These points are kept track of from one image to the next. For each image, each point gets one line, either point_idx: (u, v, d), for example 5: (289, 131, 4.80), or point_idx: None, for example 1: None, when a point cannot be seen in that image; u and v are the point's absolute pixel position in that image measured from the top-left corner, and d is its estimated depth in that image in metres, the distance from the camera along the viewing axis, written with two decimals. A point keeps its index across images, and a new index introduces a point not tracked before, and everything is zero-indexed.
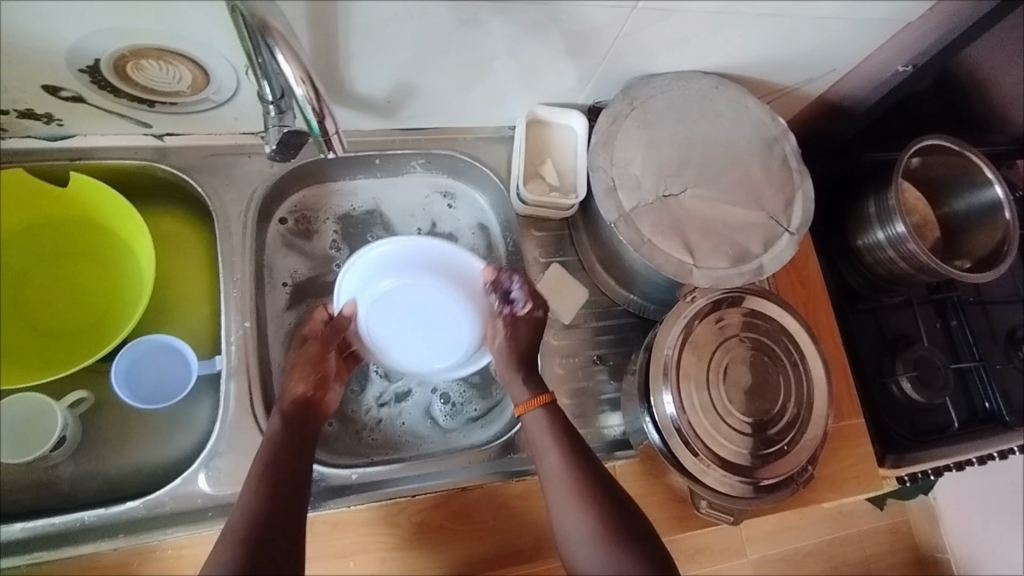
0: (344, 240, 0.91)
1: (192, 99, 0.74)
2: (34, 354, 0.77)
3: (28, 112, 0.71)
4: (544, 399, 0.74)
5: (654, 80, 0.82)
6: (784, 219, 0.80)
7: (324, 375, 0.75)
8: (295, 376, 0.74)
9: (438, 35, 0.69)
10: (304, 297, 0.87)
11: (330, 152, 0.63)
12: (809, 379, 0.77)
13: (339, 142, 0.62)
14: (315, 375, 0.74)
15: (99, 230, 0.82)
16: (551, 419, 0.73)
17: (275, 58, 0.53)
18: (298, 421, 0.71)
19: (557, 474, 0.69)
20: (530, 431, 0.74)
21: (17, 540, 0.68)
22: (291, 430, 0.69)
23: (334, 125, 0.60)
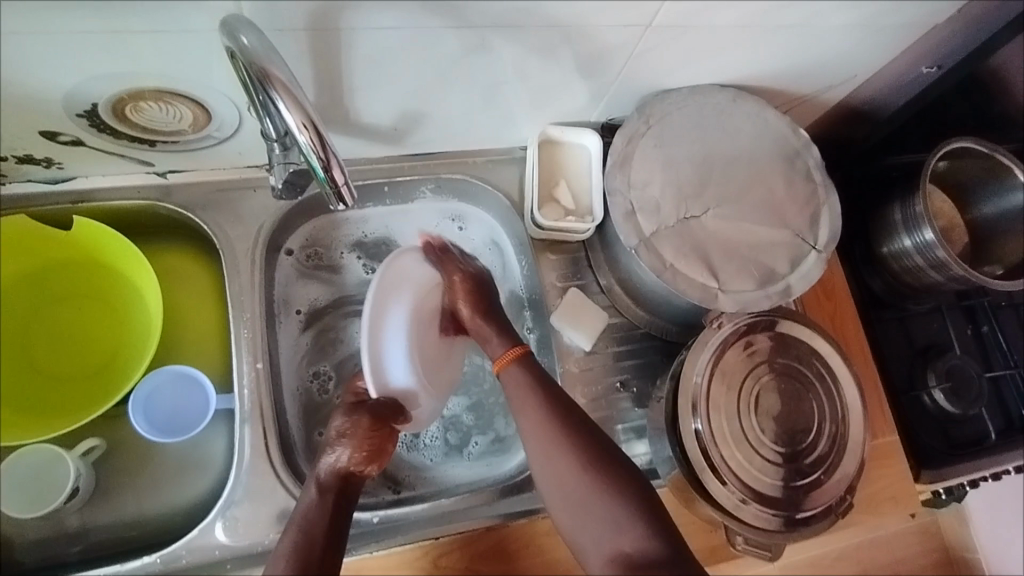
0: (373, 262, 0.90)
1: (194, 137, 0.72)
2: (46, 402, 0.76)
3: (26, 157, 0.69)
4: (511, 356, 0.74)
5: (670, 96, 0.79)
6: (810, 236, 0.76)
7: (373, 448, 0.69)
8: (337, 451, 0.69)
9: (445, 61, 0.67)
10: (319, 319, 0.87)
11: (340, 203, 0.60)
12: (843, 403, 0.74)
13: (349, 193, 0.59)
14: (363, 450, 0.69)
15: (106, 273, 0.80)
16: (525, 373, 0.72)
17: (276, 107, 0.51)
18: (337, 494, 0.67)
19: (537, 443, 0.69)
20: (507, 385, 0.73)
21: None
22: (326, 505, 0.66)
23: (342, 173, 0.57)
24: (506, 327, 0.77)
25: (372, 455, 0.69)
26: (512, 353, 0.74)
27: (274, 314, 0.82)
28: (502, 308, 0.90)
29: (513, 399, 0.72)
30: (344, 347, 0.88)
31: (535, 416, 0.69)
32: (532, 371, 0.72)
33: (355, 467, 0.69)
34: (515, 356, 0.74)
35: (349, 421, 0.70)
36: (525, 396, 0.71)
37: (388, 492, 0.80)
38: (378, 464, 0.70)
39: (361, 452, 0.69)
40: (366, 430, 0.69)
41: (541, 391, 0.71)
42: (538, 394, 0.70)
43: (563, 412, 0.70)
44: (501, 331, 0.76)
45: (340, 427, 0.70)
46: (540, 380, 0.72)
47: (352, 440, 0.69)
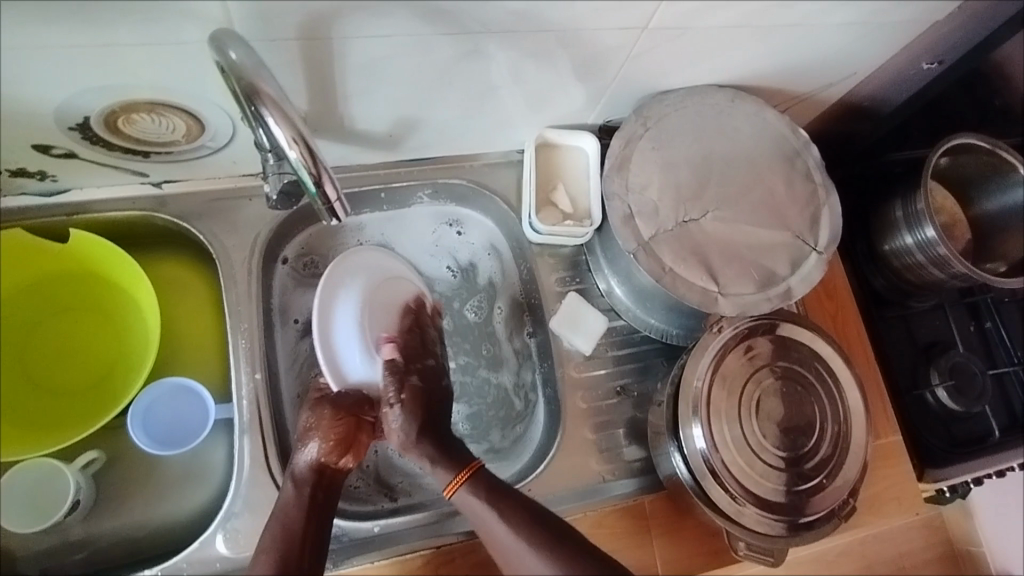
0: None
1: (188, 147, 0.71)
2: (45, 415, 0.75)
3: (20, 171, 0.69)
4: (466, 476, 0.68)
5: (668, 97, 0.78)
6: (811, 238, 0.76)
7: (341, 437, 0.70)
8: (308, 441, 0.69)
9: (438, 68, 0.66)
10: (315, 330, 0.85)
11: (332, 219, 0.60)
12: (845, 406, 0.74)
13: (342, 208, 0.59)
14: (332, 439, 0.69)
15: (104, 285, 0.80)
16: (479, 492, 0.67)
17: (265, 123, 0.51)
18: (312, 488, 0.67)
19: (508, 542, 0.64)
20: (465, 509, 0.68)
21: None
22: (304, 502, 0.66)
23: (334, 189, 0.57)
24: (453, 447, 0.71)
25: (343, 446, 0.70)
26: (465, 473, 0.68)
27: (272, 323, 0.82)
28: (506, 317, 0.89)
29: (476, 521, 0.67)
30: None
31: (501, 535, 0.65)
32: (491, 492, 0.67)
33: (328, 460, 0.69)
34: (470, 473, 0.68)
35: (313, 414, 0.70)
36: (487, 517, 0.66)
37: (383, 500, 0.80)
38: (354, 456, 0.71)
39: (332, 442, 0.69)
40: (336, 420, 0.70)
41: (501, 505, 0.66)
42: (497, 512, 0.65)
43: (529, 519, 0.65)
44: (447, 450, 0.71)
45: (310, 420, 0.70)
46: (501, 495, 0.67)
47: (323, 429, 0.69)
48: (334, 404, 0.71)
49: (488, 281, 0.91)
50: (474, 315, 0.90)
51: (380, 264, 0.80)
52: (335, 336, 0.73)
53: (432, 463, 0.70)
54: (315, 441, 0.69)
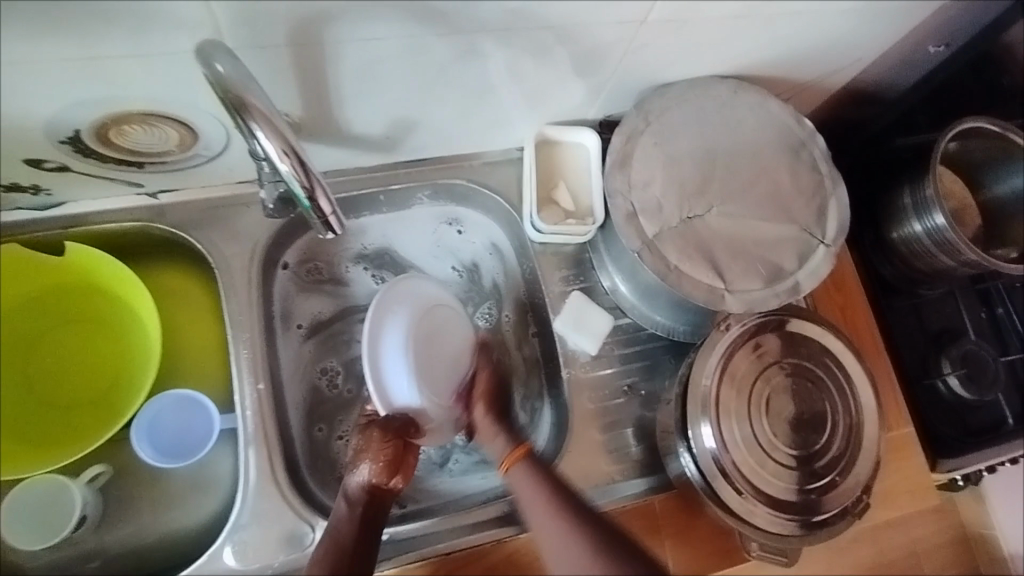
0: (382, 273, 0.89)
1: (182, 156, 0.70)
2: (50, 430, 0.75)
3: (13, 185, 0.68)
4: (518, 454, 0.68)
5: (669, 91, 0.76)
6: (819, 231, 0.74)
7: (392, 460, 0.68)
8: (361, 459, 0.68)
9: (434, 68, 0.65)
10: (320, 331, 0.85)
11: (328, 233, 0.60)
12: (857, 403, 0.72)
13: (337, 221, 0.59)
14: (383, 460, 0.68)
15: (103, 298, 0.79)
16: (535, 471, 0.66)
17: (256, 138, 0.51)
18: (365, 508, 0.66)
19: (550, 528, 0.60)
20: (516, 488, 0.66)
21: None
22: (355, 521, 0.65)
23: (328, 202, 0.57)
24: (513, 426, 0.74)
25: (398, 470, 0.69)
26: (520, 450, 0.69)
27: (275, 329, 0.81)
28: (514, 323, 0.88)
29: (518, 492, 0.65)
30: (355, 349, 0.87)
31: (536, 509, 0.63)
32: (546, 475, 0.66)
33: (379, 481, 0.68)
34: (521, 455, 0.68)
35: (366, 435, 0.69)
36: (536, 498, 0.64)
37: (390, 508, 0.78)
38: (402, 477, 0.69)
39: (384, 466, 0.68)
40: (390, 448, 0.68)
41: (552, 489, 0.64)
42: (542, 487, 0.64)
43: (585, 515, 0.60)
44: (510, 429, 0.73)
45: (358, 443, 0.69)
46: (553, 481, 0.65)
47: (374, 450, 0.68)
48: (387, 427, 0.70)
49: (492, 279, 0.90)
50: (486, 322, 0.89)
51: (424, 293, 0.78)
52: (383, 365, 0.73)
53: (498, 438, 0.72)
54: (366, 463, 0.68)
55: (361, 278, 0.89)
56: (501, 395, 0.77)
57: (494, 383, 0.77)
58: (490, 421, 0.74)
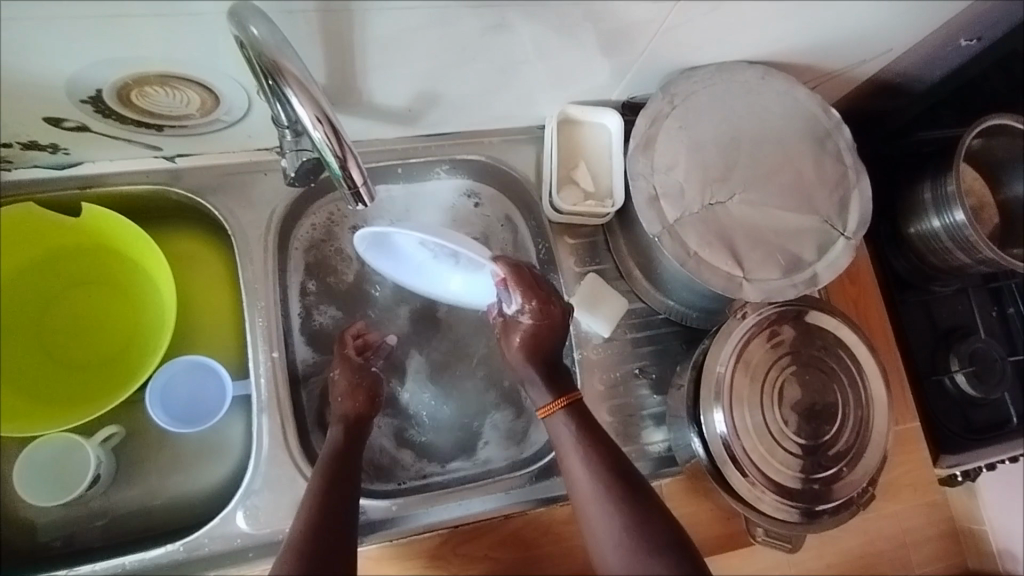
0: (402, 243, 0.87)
1: (203, 121, 0.69)
2: (62, 390, 0.76)
3: (31, 143, 0.68)
4: (563, 403, 0.69)
5: (695, 74, 0.75)
6: (839, 222, 0.74)
7: (369, 394, 0.74)
8: (340, 395, 0.73)
9: (461, 44, 0.64)
10: (332, 292, 0.84)
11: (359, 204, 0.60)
12: (869, 396, 0.72)
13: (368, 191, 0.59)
14: (361, 396, 0.73)
15: (118, 260, 0.79)
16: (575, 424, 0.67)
17: (289, 101, 0.51)
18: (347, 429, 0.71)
19: (584, 484, 0.64)
20: (554, 435, 0.68)
21: None
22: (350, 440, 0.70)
23: (360, 170, 0.57)
24: (558, 375, 0.72)
25: (368, 400, 0.73)
26: (563, 400, 0.69)
27: (289, 299, 0.81)
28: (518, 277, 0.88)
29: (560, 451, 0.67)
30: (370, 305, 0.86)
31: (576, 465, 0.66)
32: (584, 428, 0.67)
33: (353, 410, 0.72)
34: (567, 403, 0.69)
35: (355, 374, 0.74)
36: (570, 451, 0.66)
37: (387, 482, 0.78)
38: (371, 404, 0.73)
39: (360, 399, 0.73)
40: (356, 380, 0.74)
41: (592, 446, 0.66)
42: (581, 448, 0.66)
43: (612, 463, 0.65)
44: (555, 377, 0.71)
45: (339, 377, 0.74)
46: (597, 438, 0.66)
47: (349, 390, 0.73)
48: (360, 370, 0.75)
49: (500, 251, 0.88)
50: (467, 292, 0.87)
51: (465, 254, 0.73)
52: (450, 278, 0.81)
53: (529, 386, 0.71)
54: (339, 398, 0.73)
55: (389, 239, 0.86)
56: (547, 345, 0.72)
57: (544, 336, 0.72)
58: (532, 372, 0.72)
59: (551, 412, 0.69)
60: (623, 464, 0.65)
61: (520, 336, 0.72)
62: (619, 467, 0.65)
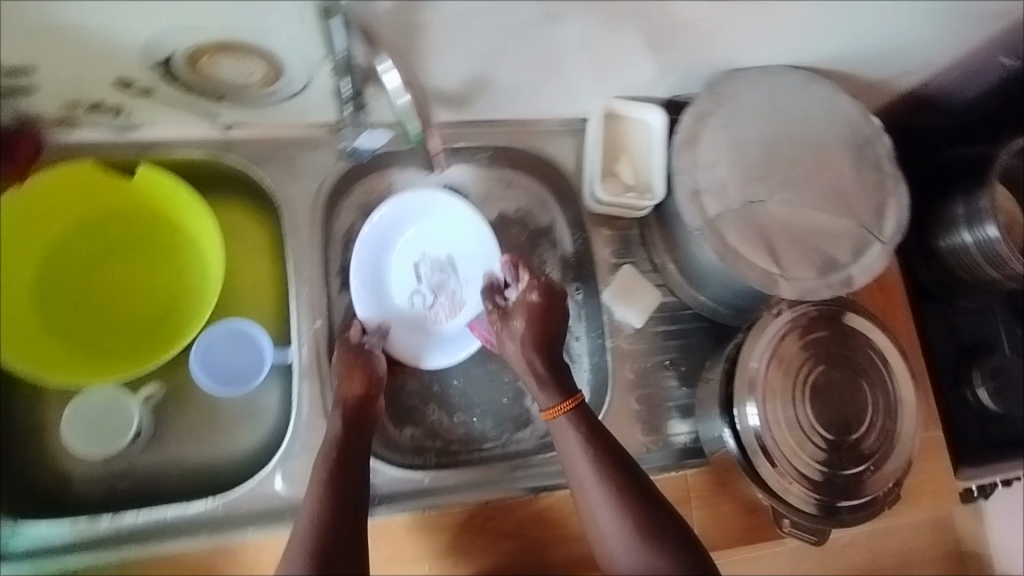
0: None
1: (263, 91, 0.71)
2: (106, 347, 0.78)
3: (99, 104, 0.70)
4: (568, 406, 0.68)
5: (741, 75, 0.77)
6: (876, 228, 0.75)
7: (374, 375, 0.73)
8: (343, 378, 0.72)
9: (521, 31, 0.66)
10: None
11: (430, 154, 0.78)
12: (897, 398, 0.74)
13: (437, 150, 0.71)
14: (367, 376, 0.72)
15: (165, 224, 0.81)
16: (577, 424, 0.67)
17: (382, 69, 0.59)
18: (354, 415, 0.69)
19: (584, 476, 0.67)
20: (555, 432, 0.68)
21: (103, 536, 0.67)
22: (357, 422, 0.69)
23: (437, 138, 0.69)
24: (562, 369, 0.70)
25: (367, 381, 0.72)
26: (568, 404, 0.68)
27: (331, 272, 0.83)
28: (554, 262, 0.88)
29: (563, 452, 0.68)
30: None
31: (581, 468, 0.67)
32: (584, 425, 0.68)
33: (352, 394, 0.71)
34: (572, 407, 0.68)
35: (352, 357, 0.73)
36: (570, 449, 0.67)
37: (415, 456, 0.81)
38: (375, 384, 0.73)
39: (361, 381, 0.72)
40: (353, 363, 0.73)
41: (595, 446, 0.67)
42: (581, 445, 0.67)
43: (609, 463, 0.66)
44: (556, 372, 0.70)
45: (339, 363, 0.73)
46: (597, 436, 0.67)
47: (350, 374, 0.72)
48: (355, 353, 0.74)
49: (540, 236, 0.89)
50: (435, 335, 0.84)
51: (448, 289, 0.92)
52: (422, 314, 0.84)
53: (538, 384, 0.69)
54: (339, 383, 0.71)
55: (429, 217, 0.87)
56: (549, 330, 0.71)
57: (548, 317, 0.72)
58: (536, 362, 0.70)
59: (554, 415, 0.68)
60: (619, 458, 0.67)
61: (523, 317, 0.72)
62: (617, 461, 0.67)
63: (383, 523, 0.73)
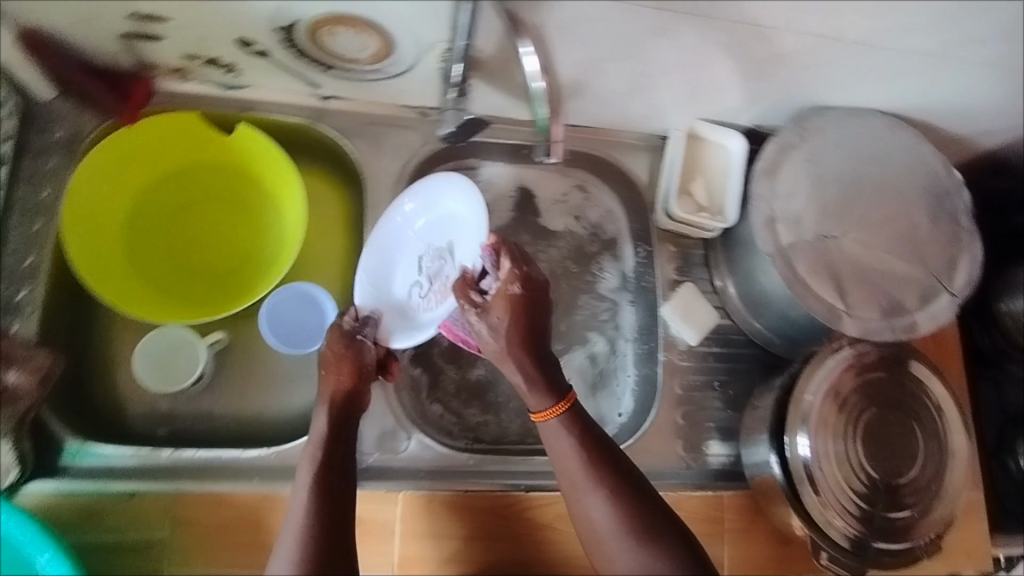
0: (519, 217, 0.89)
1: (369, 67, 0.74)
2: (180, 290, 0.81)
3: (214, 60, 0.73)
4: (560, 408, 0.64)
5: (828, 113, 0.79)
6: (946, 279, 0.75)
7: (362, 369, 0.70)
8: (329, 371, 0.69)
9: (627, 40, 0.68)
10: None
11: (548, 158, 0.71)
12: (947, 448, 0.74)
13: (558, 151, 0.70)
14: (354, 370, 0.70)
15: (250, 182, 0.85)
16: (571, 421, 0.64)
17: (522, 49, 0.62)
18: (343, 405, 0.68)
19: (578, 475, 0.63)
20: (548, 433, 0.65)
21: (164, 467, 0.70)
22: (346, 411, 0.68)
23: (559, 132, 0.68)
24: (552, 368, 0.65)
25: (358, 373, 0.70)
26: (562, 406, 0.64)
27: None
28: (614, 272, 0.90)
29: (553, 451, 0.65)
30: None
31: (573, 470, 0.63)
32: (578, 427, 0.64)
33: (340, 387, 0.69)
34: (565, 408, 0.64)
35: (342, 348, 0.70)
36: (565, 449, 0.64)
37: (460, 441, 0.81)
38: (365, 378, 0.70)
39: (349, 373, 0.69)
40: (343, 354, 0.70)
41: (589, 447, 0.63)
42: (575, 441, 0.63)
43: (605, 467, 0.63)
44: (545, 372, 0.64)
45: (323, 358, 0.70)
46: (592, 437, 0.64)
47: (335, 366, 0.69)
48: (348, 344, 0.71)
49: (606, 243, 0.90)
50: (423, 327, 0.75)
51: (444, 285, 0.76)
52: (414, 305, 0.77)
53: (527, 383, 0.64)
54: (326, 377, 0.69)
55: (500, 210, 0.89)
56: (531, 325, 0.64)
57: (531, 311, 0.64)
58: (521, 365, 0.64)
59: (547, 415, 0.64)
60: (617, 462, 0.64)
61: (505, 316, 0.64)
62: (615, 465, 0.64)
63: (425, 496, 0.74)
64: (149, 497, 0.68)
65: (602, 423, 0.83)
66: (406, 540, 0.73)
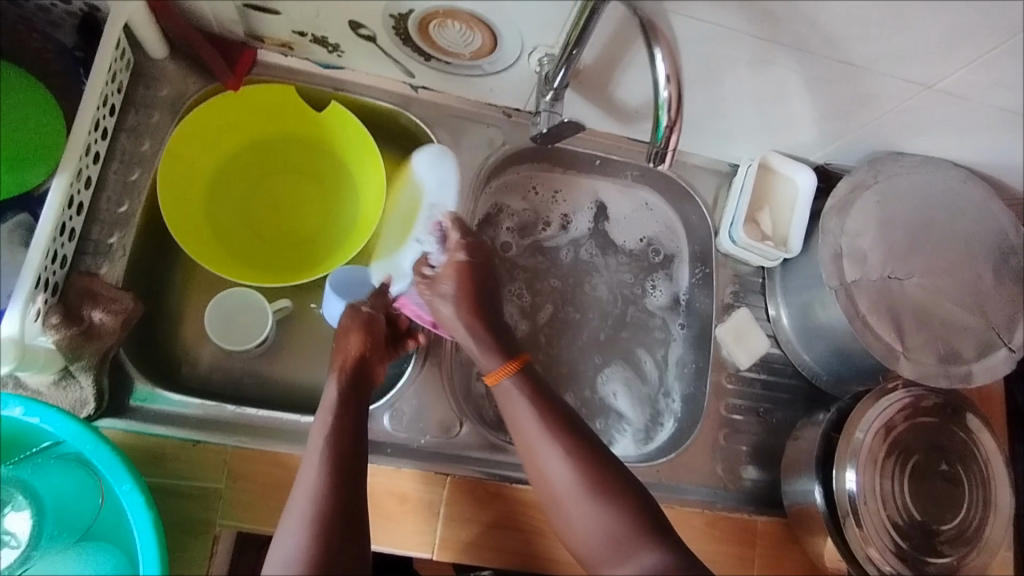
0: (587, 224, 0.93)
1: (467, 63, 0.76)
2: (252, 252, 0.84)
3: (321, 39, 0.76)
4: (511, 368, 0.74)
5: (903, 159, 0.80)
6: (1006, 334, 0.76)
7: (376, 339, 0.75)
8: (345, 339, 0.74)
9: (724, 64, 0.70)
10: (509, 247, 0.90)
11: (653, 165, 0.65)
12: (991, 500, 0.75)
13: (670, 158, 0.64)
14: (368, 338, 0.74)
15: (330, 157, 0.87)
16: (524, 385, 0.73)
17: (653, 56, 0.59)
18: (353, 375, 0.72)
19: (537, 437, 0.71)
20: (505, 398, 0.74)
21: (228, 420, 0.73)
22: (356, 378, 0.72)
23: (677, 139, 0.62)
24: (503, 334, 0.77)
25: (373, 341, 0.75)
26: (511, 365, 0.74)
27: None
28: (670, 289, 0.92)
29: (510, 414, 0.73)
30: None
31: (530, 430, 0.72)
32: (532, 390, 0.73)
33: (348, 355, 0.73)
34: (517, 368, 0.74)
35: (352, 318, 0.75)
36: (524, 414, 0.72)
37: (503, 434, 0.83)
38: (377, 347, 0.75)
39: (363, 341, 0.74)
40: (359, 326, 0.74)
41: (544, 411, 0.72)
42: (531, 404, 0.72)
43: (563, 431, 0.71)
44: (493, 336, 0.76)
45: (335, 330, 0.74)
46: (544, 400, 0.73)
47: (350, 335, 0.74)
48: (361, 319, 0.75)
49: (662, 260, 0.93)
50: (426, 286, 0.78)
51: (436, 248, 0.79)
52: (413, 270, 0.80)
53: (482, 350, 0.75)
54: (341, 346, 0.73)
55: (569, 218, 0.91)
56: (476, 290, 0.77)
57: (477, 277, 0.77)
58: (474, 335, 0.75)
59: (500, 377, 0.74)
60: (569, 425, 0.73)
61: (453, 285, 0.76)
62: (568, 427, 0.72)
63: (473, 482, 0.76)
64: (207, 450, 0.70)
65: (641, 434, 0.85)
66: (448, 522, 0.73)
